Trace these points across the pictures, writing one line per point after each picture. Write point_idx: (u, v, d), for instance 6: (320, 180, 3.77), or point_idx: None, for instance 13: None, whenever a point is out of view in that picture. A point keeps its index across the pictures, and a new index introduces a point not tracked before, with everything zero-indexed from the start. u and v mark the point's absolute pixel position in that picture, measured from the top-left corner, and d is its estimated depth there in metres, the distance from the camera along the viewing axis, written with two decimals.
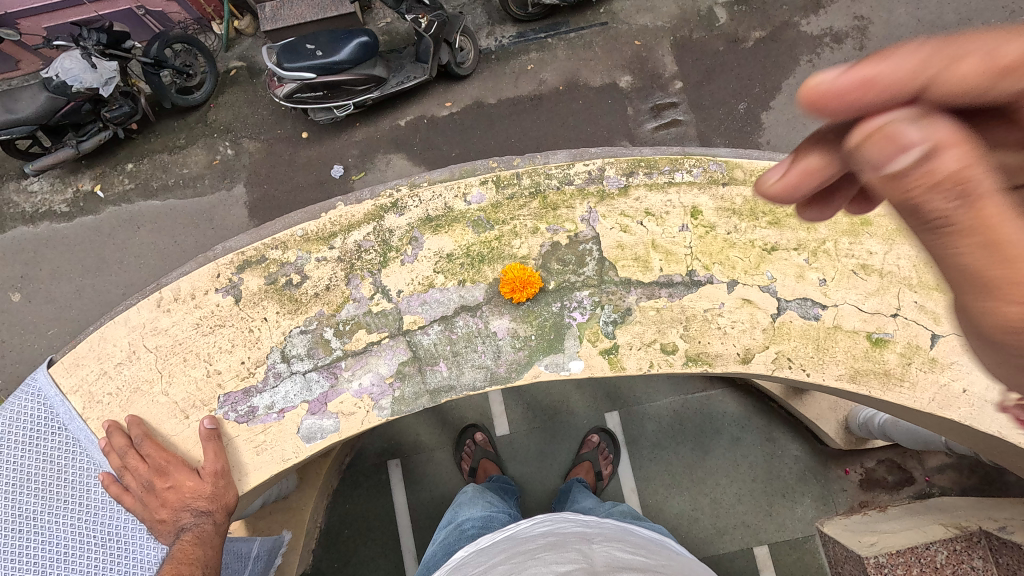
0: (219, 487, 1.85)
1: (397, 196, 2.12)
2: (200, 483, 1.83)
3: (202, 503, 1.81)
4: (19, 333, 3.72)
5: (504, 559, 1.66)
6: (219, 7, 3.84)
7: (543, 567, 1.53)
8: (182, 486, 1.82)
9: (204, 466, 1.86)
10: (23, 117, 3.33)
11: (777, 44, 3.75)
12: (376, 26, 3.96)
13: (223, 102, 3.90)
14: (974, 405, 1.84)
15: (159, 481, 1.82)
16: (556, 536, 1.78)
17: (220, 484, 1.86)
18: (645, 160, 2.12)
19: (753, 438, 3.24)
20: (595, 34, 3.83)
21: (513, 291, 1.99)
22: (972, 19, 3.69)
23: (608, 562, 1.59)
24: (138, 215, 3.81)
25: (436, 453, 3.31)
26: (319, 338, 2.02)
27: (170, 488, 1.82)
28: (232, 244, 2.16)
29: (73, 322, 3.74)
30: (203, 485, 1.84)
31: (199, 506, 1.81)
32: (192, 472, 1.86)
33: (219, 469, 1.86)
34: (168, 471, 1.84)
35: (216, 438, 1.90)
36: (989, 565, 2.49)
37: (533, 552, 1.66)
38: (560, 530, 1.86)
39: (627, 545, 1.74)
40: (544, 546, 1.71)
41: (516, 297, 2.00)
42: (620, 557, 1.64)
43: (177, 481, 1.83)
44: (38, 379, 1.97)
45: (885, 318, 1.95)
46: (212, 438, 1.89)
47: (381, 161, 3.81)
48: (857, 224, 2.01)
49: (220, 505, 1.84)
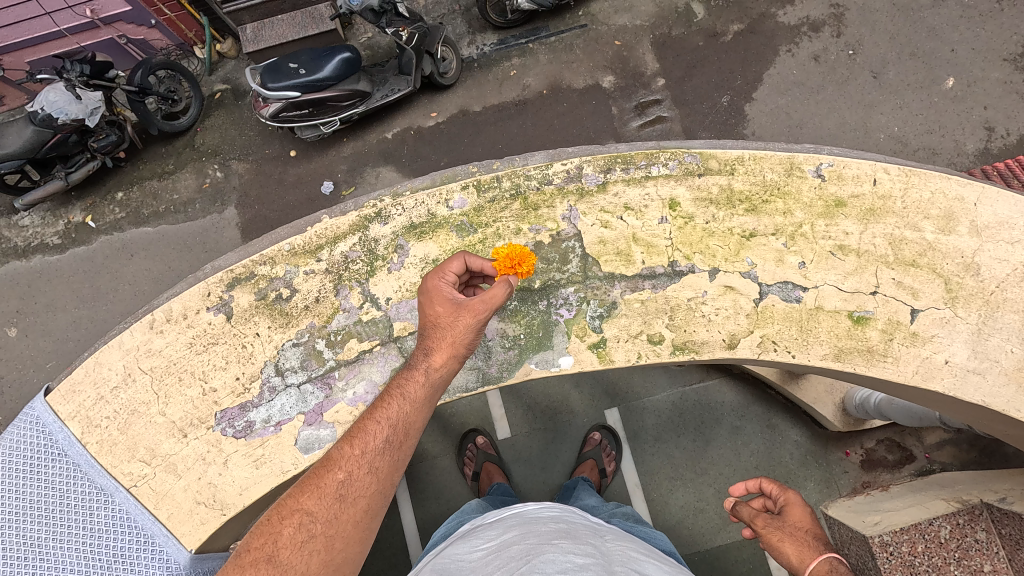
0: (452, 330, 1.72)
1: (380, 206, 2.15)
2: (446, 317, 1.72)
3: (431, 341, 1.72)
4: (16, 368, 3.73)
5: (518, 539, 1.68)
6: (200, 31, 3.91)
7: (559, 554, 1.54)
8: (425, 318, 1.76)
9: (466, 303, 1.72)
10: (10, 152, 3.37)
11: (756, 36, 3.82)
12: (357, 42, 4.01)
13: (210, 126, 3.94)
14: (957, 375, 1.88)
15: (433, 308, 1.75)
16: (567, 525, 1.81)
17: (456, 327, 1.71)
18: (622, 156, 2.16)
19: (753, 426, 3.27)
20: (575, 37, 3.90)
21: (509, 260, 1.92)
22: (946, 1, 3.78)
23: (620, 562, 1.61)
24: (129, 243, 3.84)
25: (440, 461, 3.34)
26: (311, 350, 2.05)
27: (427, 302, 1.77)
28: (221, 262, 2.19)
29: (70, 353, 3.75)
30: (449, 330, 1.72)
31: (428, 342, 1.72)
32: (456, 303, 1.74)
33: (480, 318, 1.69)
34: (461, 311, 1.73)
35: (508, 295, 1.74)
36: (993, 537, 2.49)
37: (547, 536, 1.68)
38: (570, 519, 1.88)
39: (634, 549, 1.76)
40: (558, 530, 1.74)
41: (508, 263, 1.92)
42: (628, 559, 1.66)
43: (437, 301, 1.76)
44: (36, 407, 2.00)
45: (865, 296, 1.99)
46: (503, 288, 1.73)
47: (369, 175, 3.85)
48: (831, 205, 2.06)
49: (447, 350, 1.70)
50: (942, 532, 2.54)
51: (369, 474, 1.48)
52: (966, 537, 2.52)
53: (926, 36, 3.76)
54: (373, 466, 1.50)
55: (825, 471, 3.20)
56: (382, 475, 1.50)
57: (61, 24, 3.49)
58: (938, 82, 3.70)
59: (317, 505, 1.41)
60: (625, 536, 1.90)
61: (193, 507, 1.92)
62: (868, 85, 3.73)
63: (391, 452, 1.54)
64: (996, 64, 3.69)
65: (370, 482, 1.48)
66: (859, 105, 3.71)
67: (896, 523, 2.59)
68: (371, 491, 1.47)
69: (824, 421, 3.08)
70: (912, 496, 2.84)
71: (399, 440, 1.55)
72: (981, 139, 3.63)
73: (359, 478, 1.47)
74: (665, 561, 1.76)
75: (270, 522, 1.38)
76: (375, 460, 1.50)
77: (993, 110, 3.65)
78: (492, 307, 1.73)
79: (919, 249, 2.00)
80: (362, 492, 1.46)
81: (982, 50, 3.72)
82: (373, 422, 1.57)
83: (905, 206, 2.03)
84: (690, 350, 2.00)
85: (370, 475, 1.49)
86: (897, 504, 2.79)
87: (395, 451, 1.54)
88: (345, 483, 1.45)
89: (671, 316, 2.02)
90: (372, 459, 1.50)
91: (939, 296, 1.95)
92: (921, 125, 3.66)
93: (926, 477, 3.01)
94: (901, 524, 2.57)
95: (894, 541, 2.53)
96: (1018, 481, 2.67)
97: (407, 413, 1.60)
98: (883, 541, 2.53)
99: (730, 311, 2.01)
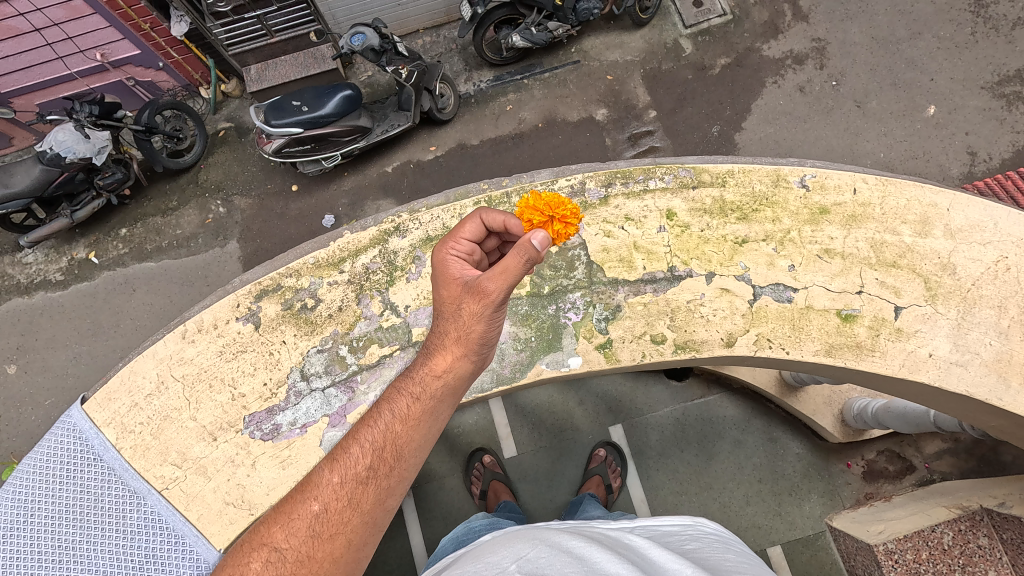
0: (463, 319, 1.50)
1: (398, 221, 2.40)
2: (456, 304, 1.52)
3: (442, 334, 1.53)
4: (14, 406, 3.76)
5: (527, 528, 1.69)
6: (206, 72, 4.11)
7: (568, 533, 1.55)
8: (438, 304, 1.58)
9: (475, 285, 1.47)
10: (17, 191, 3.51)
11: (742, 69, 4.07)
12: (358, 79, 4.25)
13: (212, 163, 4.13)
14: (941, 367, 2.05)
15: (444, 289, 1.56)
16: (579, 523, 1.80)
17: (466, 315, 1.49)
18: (621, 172, 2.40)
19: (754, 439, 3.35)
20: (568, 73, 4.14)
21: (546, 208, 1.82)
22: (921, 33, 4.06)
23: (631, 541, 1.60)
24: (133, 278, 3.96)
25: (446, 481, 3.39)
26: (335, 356, 2.24)
27: (440, 285, 1.58)
28: (248, 276, 2.41)
29: (71, 389, 3.79)
30: (456, 322, 1.51)
31: (438, 335, 1.53)
32: (468, 284, 1.50)
33: (487, 303, 1.44)
34: (469, 295, 1.49)
35: (526, 265, 1.39)
36: (996, 542, 2.55)
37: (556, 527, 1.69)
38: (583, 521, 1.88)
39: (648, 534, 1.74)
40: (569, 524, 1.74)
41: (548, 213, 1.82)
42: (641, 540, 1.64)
43: (448, 281, 1.56)
44: (73, 415, 2.14)
45: (852, 295, 2.18)
46: (516, 256, 1.39)
47: (370, 207, 4.02)
48: (816, 213, 2.29)
49: (458, 343, 1.50)
50: (945, 539, 2.59)
51: (347, 507, 1.31)
52: (970, 544, 2.58)
53: (905, 66, 4.02)
54: (352, 497, 1.33)
55: (827, 483, 3.25)
56: (366, 507, 1.33)
57: (71, 68, 3.65)
58: (919, 110, 3.93)
59: (286, 541, 1.28)
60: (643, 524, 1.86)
61: (222, 508, 2.04)
62: (852, 113, 3.96)
63: (376, 481, 1.35)
64: (974, 92, 3.94)
65: (350, 516, 1.31)
66: (844, 133, 3.93)
67: (900, 530, 2.66)
68: (352, 527, 1.31)
69: (824, 433, 3.18)
70: (915, 504, 2.87)
71: (386, 466, 1.36)
72: (965, 164, 3.82)
73: (338, 512, 1.31)
74: (680, 534, 1.76)
75: (242, 553, 1.29)
76: (355, 490, 1.33)
77: (973, 135, 3.87)
78: (503, 286, 1.44)
79: (899, 251, 2.21)
80: (339, 528, 1.30)
81: (960, 80, 3.96)
82: (359, 441, 1.40)
83: (883, 213, 2.26)
84: (691, 348, 2.17)
85: (351, 507, 1.32)
86: (901, 512, 2.83)
87: (382, 479, 1.35)
88: (319, 517, 1.30)
89: (672, 318, 2.21)
90: (352, 488, 1.33)
91: (921, 294, 2.15)
92: (905, 151, 3.87)
93: (928, 487, 3.01)
94: (903, 532, 2.64)
95: (898, 549, 2.62)
96: (1016, 484, 2.66)
97: (398, 431, 1.40)
98: (887, 549, 2.64)
99: (727, 311, 2.20)
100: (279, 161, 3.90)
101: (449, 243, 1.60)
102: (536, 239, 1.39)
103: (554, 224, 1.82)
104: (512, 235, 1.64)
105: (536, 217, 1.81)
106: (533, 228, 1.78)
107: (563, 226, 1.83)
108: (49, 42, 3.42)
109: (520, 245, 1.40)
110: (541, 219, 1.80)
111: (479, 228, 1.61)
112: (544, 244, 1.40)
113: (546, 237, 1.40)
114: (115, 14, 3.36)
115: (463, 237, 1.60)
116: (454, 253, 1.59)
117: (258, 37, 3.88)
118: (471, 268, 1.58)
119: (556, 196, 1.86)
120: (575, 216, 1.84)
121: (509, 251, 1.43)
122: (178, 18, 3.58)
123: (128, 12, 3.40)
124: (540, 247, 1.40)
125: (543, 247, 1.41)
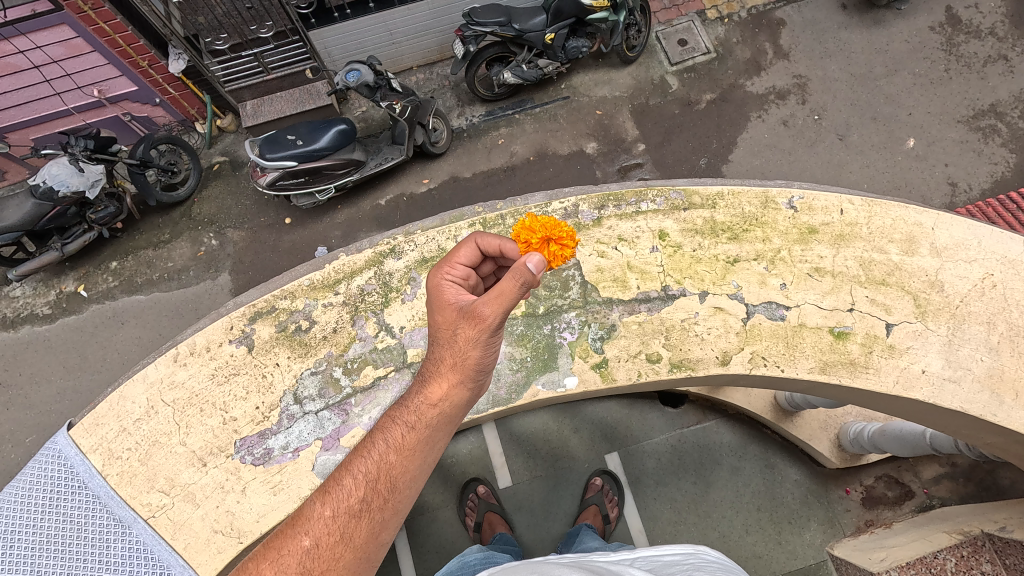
0: (459, 346, 1.50)
1: (394, 243, 2.46)
2: (453, 330, 1.52)
3: (439, 362, 1.52)
4: None
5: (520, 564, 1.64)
6: (202, 108, 4.18)
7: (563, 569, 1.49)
8: (435, 329, 1.58)
9: (474, 308, 1.46)
10: (10, 224, 3.50)
11: (727, 103, 4.20)
12: (352, 114, 4.34)
13: (207, 196, 4.16)
14: (934, 384, 2.06)
15: (439, 314, 1.56)
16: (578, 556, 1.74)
17: (463, 341, 1.49)
18: (613, 195, 2.47)
19: (752, 465, 3.32)
20: (559, 108, 4.25)
21: (547, 238, 1.84)
22: (897, 70, 4.24)
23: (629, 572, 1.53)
24: (122, 311, 3.92)
25: (440, 512, 3.30)
26: (329, 377, 2.25)
27: (437, 311, 1.58)
28: (243, 299, 2.43)
29: (53, 425, 3.70)
30: (452, 348, 1.50)
31: (436, 363, 1.53)
32: (466, 311, 1.50)
33: (483, 331, 1.44)
34: (465, 321, 1.49)
35: (522, 288, 1.38)
36: (999, 568, 2.44)
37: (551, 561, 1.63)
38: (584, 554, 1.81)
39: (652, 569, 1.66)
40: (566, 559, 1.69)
41: (550, 241, 1.85)
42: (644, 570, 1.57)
43: (445, 307, 1.56)
44: (59, 441, 2.11)
45: (843, 313, 2.22)
46: (512, 280, 1.39)
47: (363, 239, 4.04)
48: (805, 232, 2.35)
49: (454, 371, 1.49)
50: (948, 565, 2.51)
51: (339, 542, 1.27)
52: (972, 570, 2.47)
53: (883, 101, 4.17)
54: (345, 531, 1.29)
55: (826, 510, 3.21)
56: (359, 542, 1.29)
57: (69, 103, 3.69)
58: (899, 142, 4.06)
59: None
60: (650, 553, 1.79)
61: (210, 536, 2.00)
62: (835, 145, 4.07)
63: (370, 514, 1.31)
64: (951, 125, 4.07)
65: (342, 551, 1.26)
66: (827, 164, 4.03)
67: (902, 558, 2.60)
68: (344, 563, 1.25)
69: (821, 458, 3.15)
70: (915, 531, 2.84)
71: (380, 498, 1.33)
72: (947, 193, 3.92)
73: (330, 546, 1.26)
74: (682, 564, 1.70)
75: None
76: (348, 525, 1.29)
77: (953, 166, 3.97)
78: (499, 311, 1.44)
79: (887, 269, 2.26)
80: (331, 564, 1.24)
81: (937, 114, 4.11)
82: (352, 472, 1.37)
83: (870, 232, 2.32)
84: (687, 367, 2.17)
85: (344, 542, 1.28)
86: (901, 539, 2.79)
87: (376, 511, 1.32)
88: (310, 553, 1.24)
89: (666, 336, 2.23)
90: (345, 522, 1.29)
91: (910, 311, 2.19)
92: (889, 181, 3.97)
93: (927, 513, 2.98)
94: (905, 559, 2.57)
95: None
96: (1015, 508, 2.65)
97: (393, 460, 1.38)
98: None
99: (721, 329, 2.22)
100: (274, 194, 3.94)
101: (444, 269, 1.61)
102: (531, 263, 1.37)
103: (550, 246, 1.84)
104: (507, 259, 1.66)
105: (532, 238, 1.83)
106: (529, 250, 1.81)
107: (560, 247, 1.85)
108: (47, 79, 3.45)
109: (515, 269, 1.38)
110: (536, 241, 1.82)
111: (474, 252, 1.63)
112: (539, 267, 1.38)
113: (540, 262, 1.40)
114: (113, 52, 3.42)
115: (458, 261, 1.61)
116: (450, 278, 1.60)
117: (255, 73, 3.91)
118: (466, 293, 1.58)
119: (552, 219, 1.90)
120: (571, 238, 1.87)
121: (505, 275, 1.42)
122: (178, 55, 3.66)
123: (127, 49, 3.46)
124: (535, 271, 1.37)
125: (539, 271, 1.39)
